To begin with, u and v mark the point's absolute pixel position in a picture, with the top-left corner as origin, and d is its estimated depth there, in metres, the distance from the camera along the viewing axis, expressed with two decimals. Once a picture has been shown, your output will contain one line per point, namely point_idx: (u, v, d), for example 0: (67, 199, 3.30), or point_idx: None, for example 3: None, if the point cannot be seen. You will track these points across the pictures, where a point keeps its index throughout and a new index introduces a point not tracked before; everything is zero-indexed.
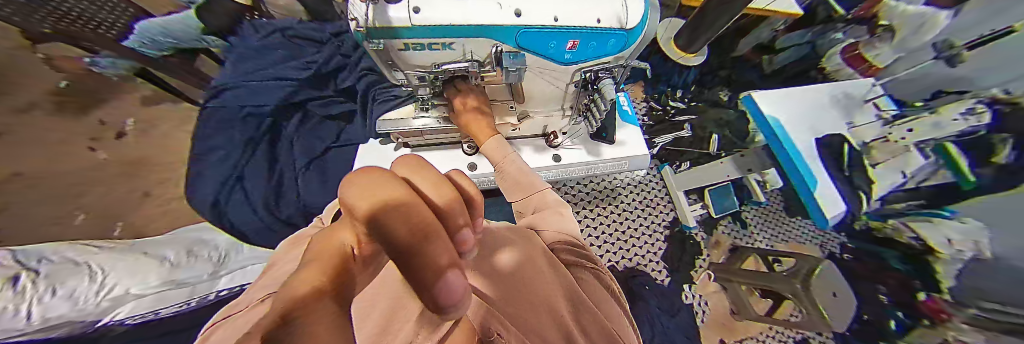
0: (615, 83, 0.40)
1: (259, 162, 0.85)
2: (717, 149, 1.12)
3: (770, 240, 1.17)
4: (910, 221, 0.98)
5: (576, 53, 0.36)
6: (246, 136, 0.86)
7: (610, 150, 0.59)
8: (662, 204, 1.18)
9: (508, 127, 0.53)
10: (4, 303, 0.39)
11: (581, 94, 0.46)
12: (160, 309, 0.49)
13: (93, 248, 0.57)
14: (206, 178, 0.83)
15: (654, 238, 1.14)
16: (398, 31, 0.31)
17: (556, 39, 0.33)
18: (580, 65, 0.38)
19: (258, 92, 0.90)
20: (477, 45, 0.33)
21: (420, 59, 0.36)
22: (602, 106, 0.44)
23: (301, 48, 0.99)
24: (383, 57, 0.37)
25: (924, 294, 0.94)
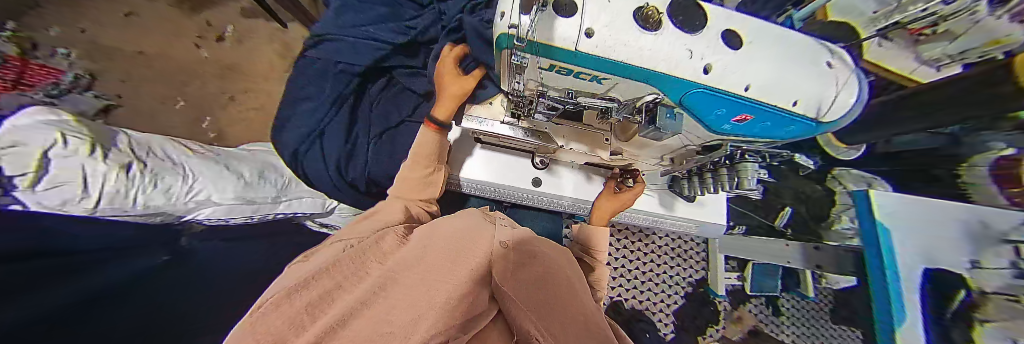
0: (762, 170, 0.34)
1: (341, 123, 0.81)
2: (784, 225, 0.95)
3: (795, 336, 1.05)
4: None
5: (737, 127, 0.29)
6: (335, 92, 0.82)
7: (686, 207, 0.56)
8: (694, 258, 1.09)
9: (596, 159, 0.49)
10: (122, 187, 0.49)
11: (699, 154, 0.41)
12: (229, 217, 0.66)
13: (188, 149, 0.70)
14: (284, 123, 0.82)
15: (672, 289, 1.06)
16: (554, 52, 0.26)
17: (728, 109, 0.27)
18: (727, 136, 0.32)
19: (349, 49, 0.81)
20: (636, 87, 0.28)
21: (556, 78, 0.31)
22: (727, 186, 0.39)
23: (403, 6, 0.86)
24: (513, 67, 0.32)
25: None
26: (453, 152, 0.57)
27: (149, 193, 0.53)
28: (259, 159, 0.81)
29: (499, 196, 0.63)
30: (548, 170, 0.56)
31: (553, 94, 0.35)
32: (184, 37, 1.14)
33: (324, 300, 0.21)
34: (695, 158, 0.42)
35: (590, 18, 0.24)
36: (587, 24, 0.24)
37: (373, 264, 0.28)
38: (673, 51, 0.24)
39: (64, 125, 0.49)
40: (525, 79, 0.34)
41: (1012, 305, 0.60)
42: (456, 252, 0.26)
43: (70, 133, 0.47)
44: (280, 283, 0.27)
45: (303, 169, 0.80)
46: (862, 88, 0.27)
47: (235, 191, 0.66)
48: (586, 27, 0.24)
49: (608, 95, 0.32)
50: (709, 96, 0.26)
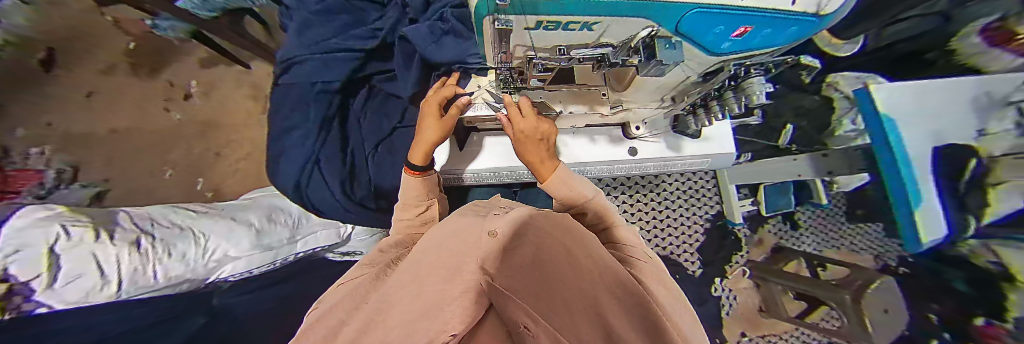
0: (767, 79, 0.34)
1: (334, 140, 0.79)
2: (788, 143, 0.95)
3: (817, 245, 1.09)
4: None
5: (738, 42, 0.29)
6: (320, 113, 0.79)
7: (692, 146, 0.56)
8: (708, 195, 1.10)
9: (595, 117, 0.50)
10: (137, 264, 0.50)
11: (703, 82, 0.40)
12: (253, 269, 0.67)
13: (190, 211, 0.69)
14: (277, 159, 0.81)
15: (693, 229, 1.08)
16: (539, 5, 0.24)
17: (729, 26, 0.25)
18: (728, 56, 0.32)
19: (323, 66, 0.81)
20: (628, 25, 0.27)
21: (546, 37, 0.30)
22: (733, 110, 0.39)
23: (365, 12, 0.87)
24: (497, 35, 0.31)
25: (985, 319, 0.69)
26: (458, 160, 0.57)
27: (165, 264, 0.54)
28: (264, 205, 0.80)
29: (505, 179, 0.66)
30: None
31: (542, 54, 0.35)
32: (153, 102, 1.12)
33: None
34: (700, 87, 0.41)
35: None
36: None
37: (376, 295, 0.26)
38: None
39: (61, 217, 0.48)
40: (513, 45, 0.33)
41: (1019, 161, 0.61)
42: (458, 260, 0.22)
43: (70, 224, 0.47)
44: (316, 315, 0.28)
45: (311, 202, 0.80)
46: None
47: (250, 242, 0.67)
48: None
49: (600, 41, 0.31)
50: (706, 19, 0.25)
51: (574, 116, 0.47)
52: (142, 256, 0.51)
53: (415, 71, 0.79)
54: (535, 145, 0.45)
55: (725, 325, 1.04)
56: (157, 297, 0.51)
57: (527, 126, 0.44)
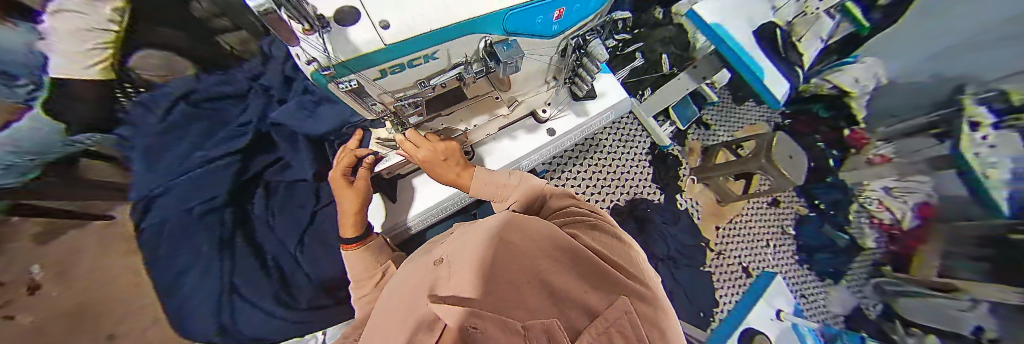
0: (601, 40, 0.43)
1: (246, 259, 0.72)
2: (670, 68, 1.15)
3: (730, 132, 1.33)
4: (827, 76, 1.14)
5: (561, 23, 0.34)
6: (214, 237, 0.72)
7: (594, 104, 0.63)
8: (637, 133, 1.22)
9: (502, 118, 0.54)
10: None
11: (564, 59, 0.47)
12: None
13: None
14: (200, 304, 0.71)
15: (641, 166, 1.20)
16: (371, 58, 0.25)
17: (544, 13, 0.31)
18: (565, 33, 0.38)
19: (196, 186, 0.72)
20: (466, 42, 0.30)
21: (399, 77, 0.32)
22: (592, 69, 0.46)
23: (224, 111, 0.78)
24: (355, 93, 0.32)
25: (849, 130, 1.13)
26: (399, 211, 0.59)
27: None
28: None
29: (450, 209, 0.68)
30: (478, 157, 0.56)
31: (411, 93, 0.36)
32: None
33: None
34: (564, 63, 0.49)
35: (378, 12, 0.24)
36: (379, 18, 0.24)
37: None
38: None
39: None
40: (380, 93, 0.34)
41: (806, 17, 0.93)
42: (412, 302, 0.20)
43: None
44: None
45: (248, 335, 0.72)
46: None
47: None
48: (377, 20, 0.24)
49: (453, 64, 0.34)
50: (516, 17, 0.29)
51: (481, 126, 0.51)
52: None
53: (306, 154, 0.76)
54: (444, 164, 0.45)
55: (702, 228, 1.18)
56: None
57: (432, 151, 0.44)
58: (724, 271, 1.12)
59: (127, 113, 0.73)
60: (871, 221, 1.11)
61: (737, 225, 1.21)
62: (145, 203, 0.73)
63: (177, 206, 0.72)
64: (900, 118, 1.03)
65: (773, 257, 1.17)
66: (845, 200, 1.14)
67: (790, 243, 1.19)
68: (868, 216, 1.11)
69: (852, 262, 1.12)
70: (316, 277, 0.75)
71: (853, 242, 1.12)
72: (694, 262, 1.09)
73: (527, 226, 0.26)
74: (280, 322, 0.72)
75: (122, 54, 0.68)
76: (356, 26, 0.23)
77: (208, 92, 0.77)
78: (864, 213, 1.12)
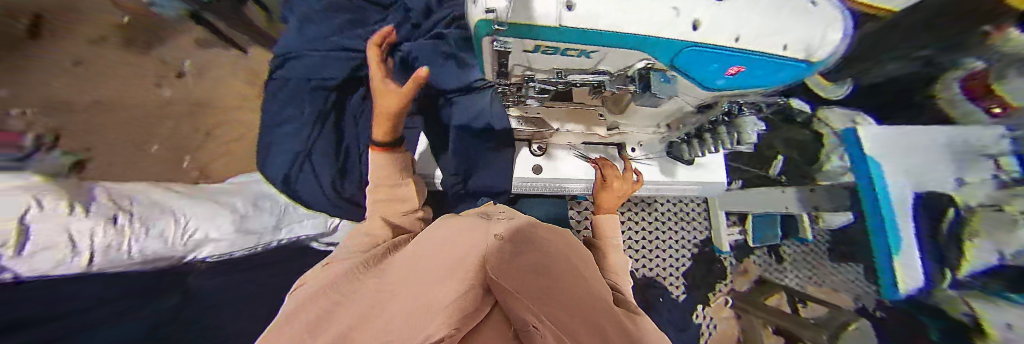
0: (757, 118, 0.40)
1: (328, 140, 0.80)
2: (778, 174, 0.98)
3: (800, 281, 1.10)
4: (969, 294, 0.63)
5: (730, 80, 0.32)
6: (314, 109, 0.80)
7: (686, 171, 0.60)
8: (697, 220, 1.12)
9: (593, 136, 0.53)
10: (110, 239, 0.48)
11: (691, 115, 0.45)
12: (235, 251, 0.64)
13: (173, 191, 0.67)
14: (269, 146, 0.81)
15: (681, 254, 1.09)
16: (537, 31, 0.26)
17: (724, 63, 0.28)
18: (723, 90, 0.34)
19: (318, 62, 0.79)
20: (628, 58, 0.29)
21: (545, 58, 0.32)
22: (725, 140, 0.44)
23: (367, 12, 0.86)
24: (496, 54, 0.31)
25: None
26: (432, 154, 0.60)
27: (143, 240, 0.52)
28: (253, 190, 0.78)
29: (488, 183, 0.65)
30: (548, 156, 0.60)
31: (539, 75, 0.36)
32: (143, 80, 1.10)
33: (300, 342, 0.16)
34: (691, 118, 0.46)
35: None
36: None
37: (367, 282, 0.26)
38: (663, 8, 0.24)
39: (36, 187, 0.48)
40: (512, 64, 0.35)
41: (997, 215, 0.59)
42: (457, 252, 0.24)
43: (43, 194, 0.47)
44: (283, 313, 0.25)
45: (298, 193, 0.80)
46: (845, 25, 0.28)
47: (233, 225, 0.64)
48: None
49: (596, 68, 0.33)
50: (695, 55, 0.27)
51: (570, 133, 0.50)
52: (121, 233, 0.50)
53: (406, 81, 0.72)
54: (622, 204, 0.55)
55: None
56: (128, 274, 0.50)
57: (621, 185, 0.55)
58: None
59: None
60: None
61: None
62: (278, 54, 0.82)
63: (300, 75, 0.79)
64: None
65: None
66: None
67: None
68: None
69: None
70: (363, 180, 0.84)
71: None
72: None
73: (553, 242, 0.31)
74: (325, 197, 0.79)
75: None
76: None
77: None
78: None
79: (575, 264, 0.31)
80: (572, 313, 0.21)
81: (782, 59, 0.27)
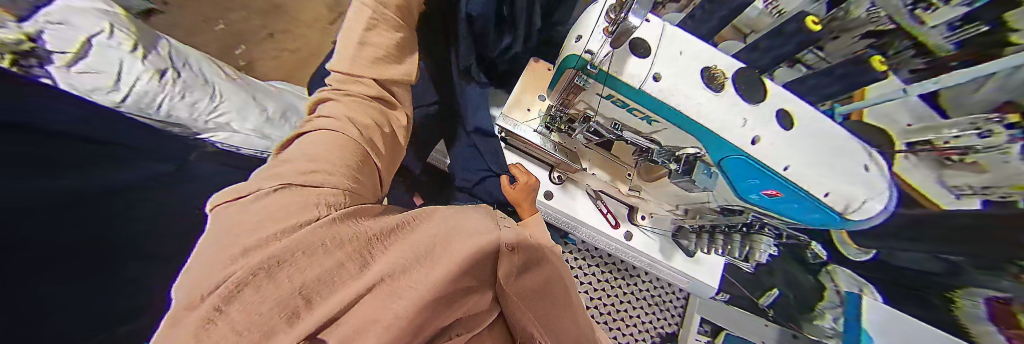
0: (774, 243, 0.45)
1: None
2: (767, 306, 0.92)
3: None
4: None
5: (764, 199, 0.38)
6: None
7: (683, 261, 0.60)
8: (669, 311, 1.07)
9: (613, 189, 0.59)
10: (154, 87, 0.52)
11: (715, 215, 0.50)
12: (242, 148, 0.65)
13: (221, 70, 0.72)
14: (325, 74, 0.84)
15: (642, 339, 1.04)
16: (617, 82, 0.36)
17: (760, 181, 0.36)
18: (756, 206, 0.41)
19: None
20: (683, 136, 0.39)
21: (612, 110, 0.42)
22: (739, 248, 0.47)
23: None
24: (577, 89, 0.42)
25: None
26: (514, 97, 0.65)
27: (174, 103, 0.55)
28: (286, 100, 0.82)
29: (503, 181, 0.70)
30: (562, 186, 0.62)
31: (600, 121, 0.45)
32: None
33: (321, 283, 0.18)
34: (711, 217, 0.51)
35: (658, 68, 0.35)
36: (656, 71, 0.35)
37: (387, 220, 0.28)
38: (731, 118, 0.35)
39: (117, 19, 0.55)
40: (581, 100, 0.45)
41: None
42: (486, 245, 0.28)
43: (119, 29, 0.52)
44: (256, 223, 0.22)
45: None
46: (886, 201, 0.35)
47: (256, 123, 0.67)
48: (654, 72, 0.35)
49: (652, 136, 0.43)
50: (737, 164, 0.36)
51: (594, 177, 0.57)
52: (161, 85, 0.53)
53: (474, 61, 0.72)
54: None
55: None
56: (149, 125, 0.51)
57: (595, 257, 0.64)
58: None
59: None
60: None
61: None
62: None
63: None
64: None
65: None
66: None
67: None
68: None
69: None
70: None
71: None
72: None
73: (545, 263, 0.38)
74: None
75: None
76: (640, 66, 0.35)
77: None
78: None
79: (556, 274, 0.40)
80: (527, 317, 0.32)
81: (819, 201, 0.34)
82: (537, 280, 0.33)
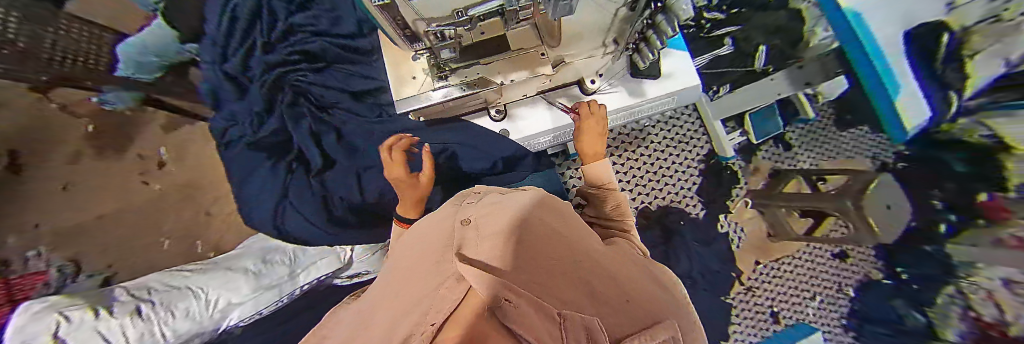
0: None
1: (351, 169, 0.93)
2: (764, 66, 0.92)
3: (815, 161, 1.10)
4: (985, 118, 0.70)
5: None
6: (335, 148, 0.93)
7: (653, 86, 0.63)
8: (695, 137, 1.11)
9: (543, 78, 0.55)
10: (143, 330, 0.51)
11: (635, 19, 0.45)
12: (262, 309, 0.68)
13: (180, 270, 0.67)
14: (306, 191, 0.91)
15: (688, 174, 1.12)
16: None
17: None
18: None
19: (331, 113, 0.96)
20: None
21: (437, 1, 0.32)
22: (669, 31, 0.44)
23: (353, 59, 0.99)
24: (388, 8, 0.34)
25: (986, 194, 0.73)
26: (404, 75, 0.57)
27: (173, 324, 0.55)
28: (256, 249, 0.80)
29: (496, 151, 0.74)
30: (509, 117, 0.68)
31: (444, 24, 0.38)
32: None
33: None
34: (631, 26, 0.47)
35: None
36: None
37: (371, 300, 0.30)
38: None
39: (53, 305, 0.46)
40: (415, 18, 0.37)
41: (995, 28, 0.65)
42: (438, 260, 0.23)
43: (68, 309, 0.46)
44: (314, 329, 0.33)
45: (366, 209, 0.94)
46: None
47: (250, 285, 0.68)
48: None
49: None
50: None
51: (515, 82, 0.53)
52: (147, 320, 0.52)
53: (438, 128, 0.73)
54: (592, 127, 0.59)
55: (738, 257, 1.12)
56: None
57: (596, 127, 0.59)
58: (746, 308, 1.09)
59: (226, 50, 0.94)
60: None
61: (783, 266, 1.11)
62: (223, 134, 0.94)
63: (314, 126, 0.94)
64: None
65: (815, 311, 1.07)
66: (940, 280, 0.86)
67: (842, 303, 1.06)
68: None
69: None
70: (386, 196, 0.92)
71: None
72: (715, 291, 1.03)
73: (546, 220, 0.30)
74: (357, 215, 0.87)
75: None
76: None
77: (337, 53, 0.98)
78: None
79: (571, 232, 0.31)
80: (563, 280, 0.21)
81: None
82: (544, 226, 0.28)
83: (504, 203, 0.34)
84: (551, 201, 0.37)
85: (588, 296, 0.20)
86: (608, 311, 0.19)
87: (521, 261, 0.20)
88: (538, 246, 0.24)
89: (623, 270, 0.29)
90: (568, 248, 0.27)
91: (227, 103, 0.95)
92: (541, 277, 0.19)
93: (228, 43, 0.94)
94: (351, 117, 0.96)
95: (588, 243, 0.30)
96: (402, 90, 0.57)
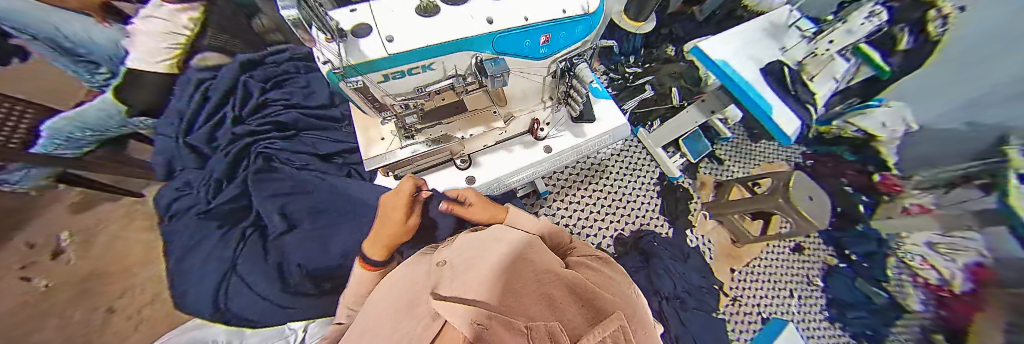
0: (587, 65, 0.55)
1: (313, 234, 0.85)
2: (680, 101, 1.15)
3: (746, 169, 1.31)
4: (850, 118, 1.13)
5: (547, 46, 0.47)
6: (298, 214, 0.88)
7: (592, 127, 0.74)
8: (645, 162, 1.27)
9: (497, 131, 0.65)
10: None
11: (559, 83, 0.62)
12: None
13: None
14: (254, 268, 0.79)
15: (649, 197, 1.23)
16: (372, 64, 0.37)
17: (530, 37, 0.43)
18: (553, 56, 0.50)
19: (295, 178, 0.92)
20: (459, 58, 0.42)
21: (401, 83, 0.44)
22: (577, 95, 0.57)
23: (325, 126, 1.03)
24: (361, 91, 0.43)
25: (879, 175, 1.11)
26: (371, 139, 0.62)
27: None
28: None
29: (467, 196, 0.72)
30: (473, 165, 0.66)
31: (409, 97, 0.48)
32: (7, 275, 0.95)
33: None
34: (559, 88, 0.64)
35: (388, 31, 0.36)
36: (386, 34, 0.36)
37: None
38: (464, 21, 0.38)
39: None
40: (383, 95, 0.46)
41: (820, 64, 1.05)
42: (408, 312, 0.23)
43: None
44: None
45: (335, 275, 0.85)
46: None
47: None
48: (385, 36, 0.36)
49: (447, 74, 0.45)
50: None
51: (473, 137, 0.63)
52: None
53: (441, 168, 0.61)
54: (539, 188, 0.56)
55: (714, 268, 1.16)
56: None
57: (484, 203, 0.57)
58: (739, 320, 1.08)
59: (190, 125, 0.94)
60: (914, 280, 1.00)
61: (755, 268, 1.17)
62: (167, 208, 0.87)
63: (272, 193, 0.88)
64: (938, 167, 0.95)
65: (798, 310, 1.09)
66: (878, 254, 1.08)
67: (819, 295, 1.11)
68: (910, 275, 1.01)
69: (892, 325, 1.01)
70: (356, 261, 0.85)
71: (893, 303, 1.03)
72: (704, 306, 1.04)
73: (514, 253, 0.32)
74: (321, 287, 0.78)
75: (188, 53, 1.02)
76: (370, 41, 0.36)
77: (309, 122, 1.01)
78: (904, 271, 1.03)
79: (539, 256, 0.32)
80: (532, 299, 0.21)
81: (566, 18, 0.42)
82: (510, 259, 0.29)
83: (471, 247, 0.35)
84: (516, 236, 0.38)
85: (554, 306, 0.20)
86: (569, 314, 0.19)
87: (493, 294, 0.20)
88: (506, 276, 0.25)
89: (594, 278, 0.30)
90: (538, 270, 0.28)
91: (185, 170, 0.90)
92: (512, 302, 0.20)
93: (197, 117, 0.95)
94: (318, 178, 0.94)
95: (558, 264, 0.31)
96: (369, 152, 0.61)
